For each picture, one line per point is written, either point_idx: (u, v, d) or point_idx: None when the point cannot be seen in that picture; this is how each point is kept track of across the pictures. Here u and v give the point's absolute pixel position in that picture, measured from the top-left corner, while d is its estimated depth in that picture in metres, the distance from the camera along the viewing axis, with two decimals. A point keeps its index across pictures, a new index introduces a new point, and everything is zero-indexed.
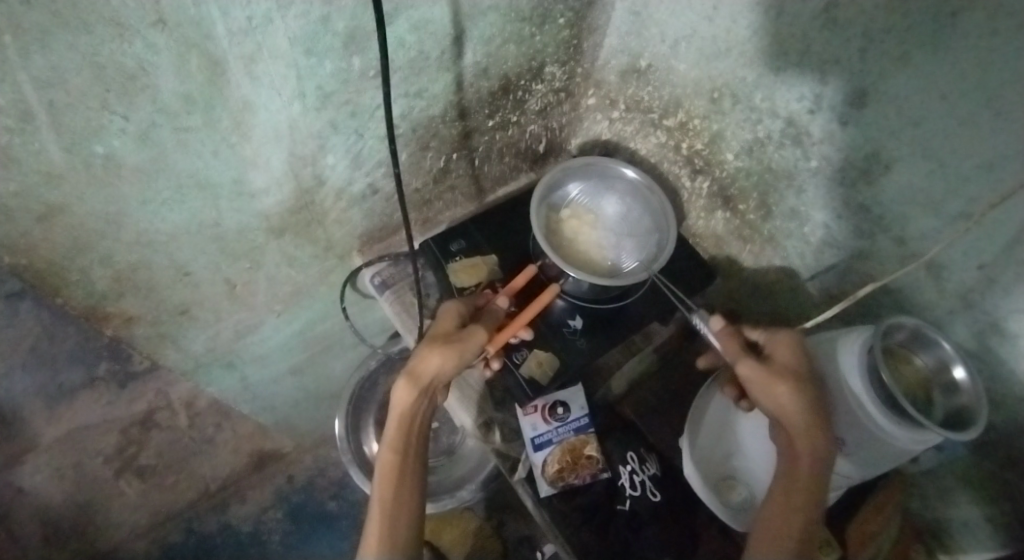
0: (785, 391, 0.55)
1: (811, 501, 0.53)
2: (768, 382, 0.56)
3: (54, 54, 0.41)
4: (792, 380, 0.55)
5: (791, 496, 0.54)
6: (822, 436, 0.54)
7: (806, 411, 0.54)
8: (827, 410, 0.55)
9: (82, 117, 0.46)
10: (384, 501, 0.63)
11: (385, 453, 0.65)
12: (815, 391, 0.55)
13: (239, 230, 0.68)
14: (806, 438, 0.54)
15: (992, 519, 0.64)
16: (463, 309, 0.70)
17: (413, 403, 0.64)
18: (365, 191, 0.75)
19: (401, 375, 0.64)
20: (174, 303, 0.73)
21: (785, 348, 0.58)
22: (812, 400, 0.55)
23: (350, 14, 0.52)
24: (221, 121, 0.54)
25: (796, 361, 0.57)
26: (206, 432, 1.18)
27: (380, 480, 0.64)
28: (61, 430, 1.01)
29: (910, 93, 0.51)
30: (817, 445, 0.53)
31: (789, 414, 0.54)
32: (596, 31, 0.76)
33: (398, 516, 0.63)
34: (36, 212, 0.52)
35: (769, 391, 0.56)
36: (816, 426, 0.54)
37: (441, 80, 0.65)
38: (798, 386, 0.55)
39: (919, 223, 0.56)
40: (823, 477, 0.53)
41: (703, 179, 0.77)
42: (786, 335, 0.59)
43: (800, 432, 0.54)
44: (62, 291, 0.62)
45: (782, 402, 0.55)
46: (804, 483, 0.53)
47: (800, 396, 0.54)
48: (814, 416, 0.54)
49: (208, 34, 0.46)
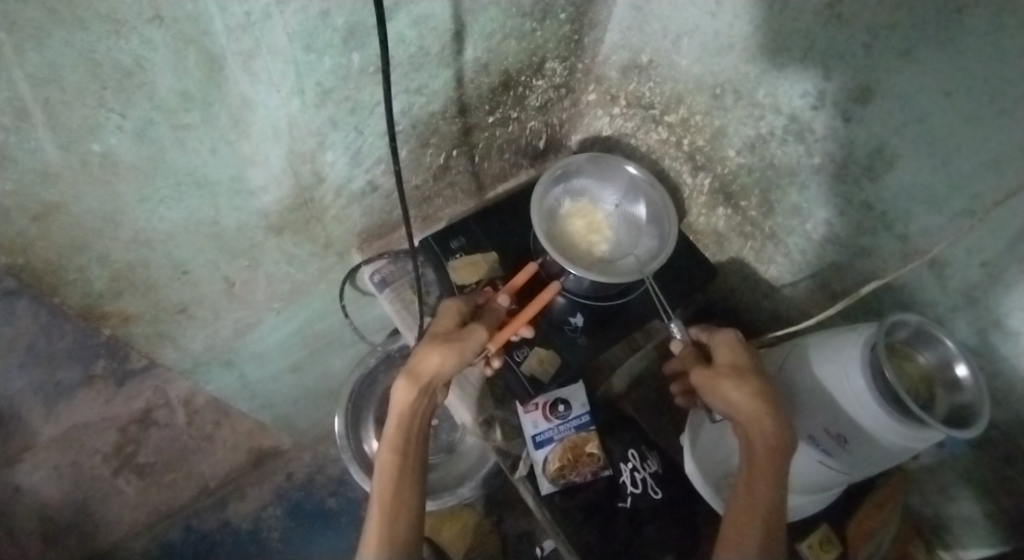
0: (727, 379, 0.58)
1: (770, 484, 0.54)
2: (711, 376, 0.60)
3: (49, 51, 0.40)
4: (732, 371, 0.59)
5: (753, 480, 0.54)
6: (771, 416, 0.55)
7: (748, 393, 0.57)
8: (773, 391, 0.57)
9: (78, 115, 0.45)
10: (384, 500, 0.63)
11: (385, 452, 0.65)
12: (756, 377, 0.58)
13: (238, 227, 0.67)
14: (754, 418, 0.55)
15: (990, 515, 0.65)
16: (463, 307, 0.70)
17: (414, 401, 0.64)
18: (365, 188, 0.74)
19: (401, 375, 0.65)
20: (173, 301, 0.72)
21: (724, 347, 0.63)
22: (754, 384, 0.58)
23: (349, 9, 0.51)
24: (219, 118, 0.53)
25: (736, 356, 0.61)
26: (205, 429, 1.17)
27: (380, 479, 0.64)
28: (60, 428, 1.00)
29: (915, 90, 0.51)
30: (766, 423, 0.55)
31: (733, 399, 0.57)
32: (597, 27, 0.75)
33: (397, 514, 0.62)
34: (33, 210, 0.51)
35: (713, 383, 0.59)
36: (761, 404, 0.56)
37: (441, 76, 0.65)
38: (739, 376, 0.58)
39: (922, 221, 0.56)
40: (780, 456, 0.54)
41: (705, 176, 0.77)
42: (725, 338, 0.64)
43: (750, 417, 0.56)
44: (60, 290, 0.61)
45: (725, 390, 0.58)
46: (764, 469, 0.54)
47: (741, 381, 0.58)
48: (758, 396, 0.56)
49: (206, 30, 0.45)
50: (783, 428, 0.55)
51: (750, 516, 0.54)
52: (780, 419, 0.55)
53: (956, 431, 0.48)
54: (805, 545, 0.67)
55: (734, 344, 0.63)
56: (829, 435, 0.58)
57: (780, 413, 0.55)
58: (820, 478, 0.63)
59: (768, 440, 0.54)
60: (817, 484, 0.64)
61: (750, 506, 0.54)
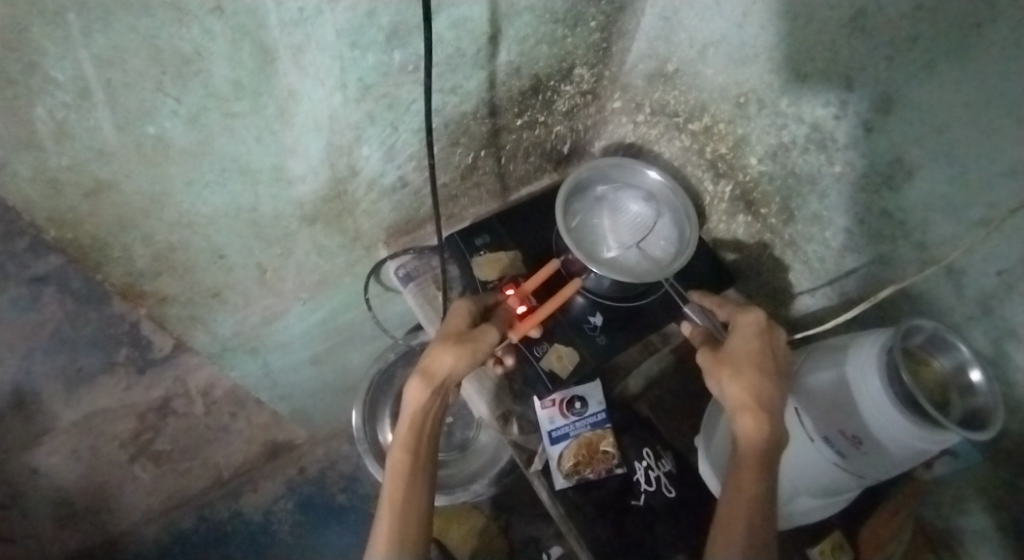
0: (724, 369, 0.58)
1: (753, 479, 0.54)
2: (713, 365, 0.59)
3: (115, 35, 0.43)
4: (735, 362, 0.58)
5: (739, 475, 0.55)
6: (754, 409, 0.56)
7: (744, 390, 0.56)
8: (770, 389, 0.57)
9: (137, 98, 0.48)
10: (395, 498, 0.64)
11: (396, 452, 0.65)
12: (757, 372, 0.57)
13: (274, 215, 0.70)
14: (743, 416, 0.56)
15: (1004, 527, 0.65)
16: (473, 307, 0.71)
17: (426, 401, 0.66)
18: (395, 184, 0.77)
19: (415, 375, 0.66)
20: (207, 285, 0.75)
21: (736, 333, 0.61)
22: (749, 375, 0.57)
23: (395, 9, 0.54)
24: (267, 108, 0.56)
25: (745, 345, 0.60)
26: (221, 420, 1.20)
27: (391, 477, 0.65)
28: (80, 412, 1.03)
29: (935, 101, 0.53)
30: (755, 422, 0.55)
31: (728, 393, 0.57)
32: (625, 36, 0.78)
33: (408, 513, 0.63)
34: (85, 187, 0.54)
35: (712, 373, 0.59)
36: (753, 403, 0.56)
37: (475, 77, 0.67)
38: (736, 364, 0.58)
39: (941, 230, 0.57)
40: (763, 458, 0.54)
41: (726, 183, 0.79)
42: (742, 321, 0.62)
43: (738, 409, 0.56)
44: (104, 267, 0.64)
45: (722, 383, 0.58)
46: (750, 464, 0.54)
47: (740, 376, 0.57)
48: (752, 395, 0.56)
49: (262, 24, 0.48)
50: (771, 429, 0.55)
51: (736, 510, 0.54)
52: (770, 420, 0.56)
53: (969, 433, 0.50)
54: (816, 550, 0.70)
55: (749, 329, 0.61)
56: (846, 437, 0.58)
57: (771, 414, 0.56)
58: (832, 482, 0.63)
59: (751, 435, 0.55)
60: (832, 488, 0.65)
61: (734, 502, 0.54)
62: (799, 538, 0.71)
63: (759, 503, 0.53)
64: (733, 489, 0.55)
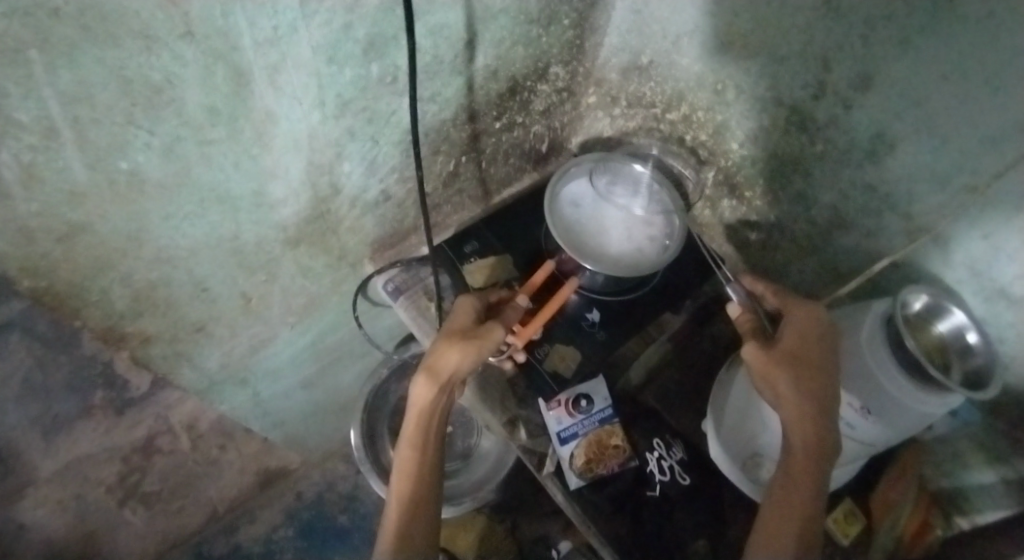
0: (783, 375, 0.57)
1: (807, 491, 0.57)
2: (766, 365, 0.59)
3: (80, 69, 0.40)
4: (792, 363, 0.58)
5: (794, 485, 0.57)
6: (814, 422, 0.56)
7: (809, 400, 0.56)
8: (826, 393, 0.57)
9: (108, 133, 0.45)
10: (402, 494, 0.66)
11: (405, 448, 0.66)
12: (812, 375, 0.57)
13: (257, 242, 0.68)
14: (796, 419, 0.56)
15: (1003, 478, 0.68)
16: (478, 304, 0.69)
17: (434, 399, 0.65)
18: (378, 198, 0.75)
19: (421, 371, 0.65)
20: (191, 320, 0.72)
21: (794, 330, 0.60)
22: (811, 384, 0.57)
23: (371, 20, 0.52)
24: (243, 132, 0.54)
25: (803, 344, 0.59)
26: (210, 454, 1.10)
27: (398, 476, 0.67)
28: (64, 460, 0.87)
29: (911, 76, 0.54)
30: (807, 426, 0.56)
31: (781, 395, 0.57)
32: (597, 31, 0.77)
33: (415, 512, 0.65)
34: (57, 232, 0.51)
35: (765, 372, 0.58)
36: (818, 414, 0.56)
37: (453, 83, 0.66)
38: (798, 372, 0.57)
39: (925, 200, 0.59)
40: (819, 468, 0.56)
41: (708, 170, 0.80)
42: (800, 317, 0.60)
43: (800, 420, 0.57)
44: (82, 312, 0.61)
45: (776, 384, 0.58)
46: (804, 475, 0.57)
47: (796, 378, 0.57)
48: (818, 405, 0.56)
49: (236, 45, 0.46)
50: (823, 432, 0.56)
51: (786, 517, 0.57)
52: (824, 424, 0.56)
53: (973, 393, 0.52)
54: (831, 519, 0.71)
55: (807, 326, 0.60)
56: (854, 407, 0.60)
57: (824, 418, 0.56)
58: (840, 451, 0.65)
59: (809, 449, 0.56)
60: (843, 459, 0.66)
61: (785, 509, 0.58)
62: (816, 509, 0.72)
63: (808, 512, 0.57)
64: (785, 497, 0.58)
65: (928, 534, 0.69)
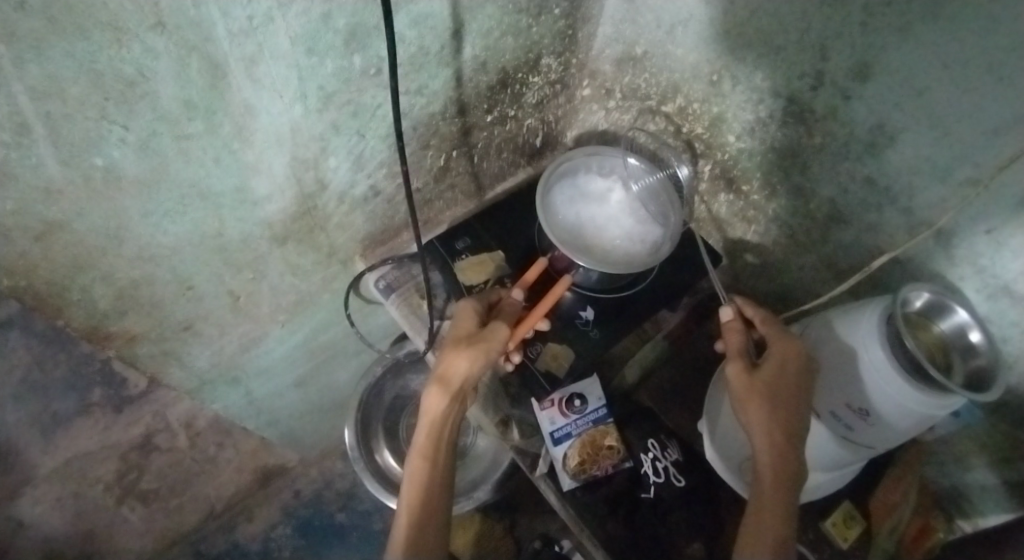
0: (756, 398, 0.59)
1: (778, 509, 0.57)
2: (744, 393, 0.60)
3: (49, 62, 0.39)
4: (769, 394, 0.58)
5: (765, 504, 0.57)
6: (781, 444, 0.57)
7: (778, 423, 0.58)
8: (795, 425, 0.58)
9: (81, 128, 0.44)
10: (413, 508, 0.64)
11: (415, 458, 0.66)
12: (786, 408, 0.58)
13: (241, 239, 0.67)
14: (769, 449, 0.57)
15: (1010, 481, 0.67)
16: (480, 308, 0.69)
17: (445, 410, 0.65)
18: (367, 194, 0.74)
19: (432, 383, 0.65)
20: (177, 319, 0.72)
21: (777, 360, 0.59)
22: (781, 407, 0.58)
23: (350, 11, 0.51)
24: (222, 127, 0.53)
25: (785, 376, 0.58)
26: (206, 452, 1.08)
27: (408, 488, 0.66)
28: (59, 459, 0.90)
29: (911, 64, 0.51)
30: (777, 457, 0.57)
31: (755, 424, 0.58)
32: (590, 21, 0.76)
33: (423, 525, 0.64)
34: (34, 230, 0.50)
35: (743, 399, 0.59)
36: (785, 435, 0.57)
37: (441, 75, 0.64)
38: (771, 396, 0.58)
39: (926, 193, 0.57)
40: (786, 485, 0.57)
41: (704, 163, 0.78)
42: (784, 348, 0.60)
43: (770, 443, 0.57)
44: (64, 312, 0.60)
45: (751, 410, 0.59)
46: (772, 494, 0.57)
47: (771, 409, 0.58)
48: (786, 427, 0.58)
49: (209, 36, 0.45)
50: (793, 462, 0.57)
51: (758, 534, 0.57)
52: (793, 456, 0.57)
53: (977, 395, 0.50)
54: (829, 522, 0.70)
55: (791, 358, 0.59)
56: (855, 408, 0.58)
57: (793, 444, 0.58)
58: (839, 455, 0.64)
59: (778, 468, 0.57)
60: (846, 461, 0.65)
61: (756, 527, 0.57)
62: (816, 513, 0.71)
63: (782, 528, 0.57)
64: (758, 518, 0.57)
65: (930, 536, 0.71)
